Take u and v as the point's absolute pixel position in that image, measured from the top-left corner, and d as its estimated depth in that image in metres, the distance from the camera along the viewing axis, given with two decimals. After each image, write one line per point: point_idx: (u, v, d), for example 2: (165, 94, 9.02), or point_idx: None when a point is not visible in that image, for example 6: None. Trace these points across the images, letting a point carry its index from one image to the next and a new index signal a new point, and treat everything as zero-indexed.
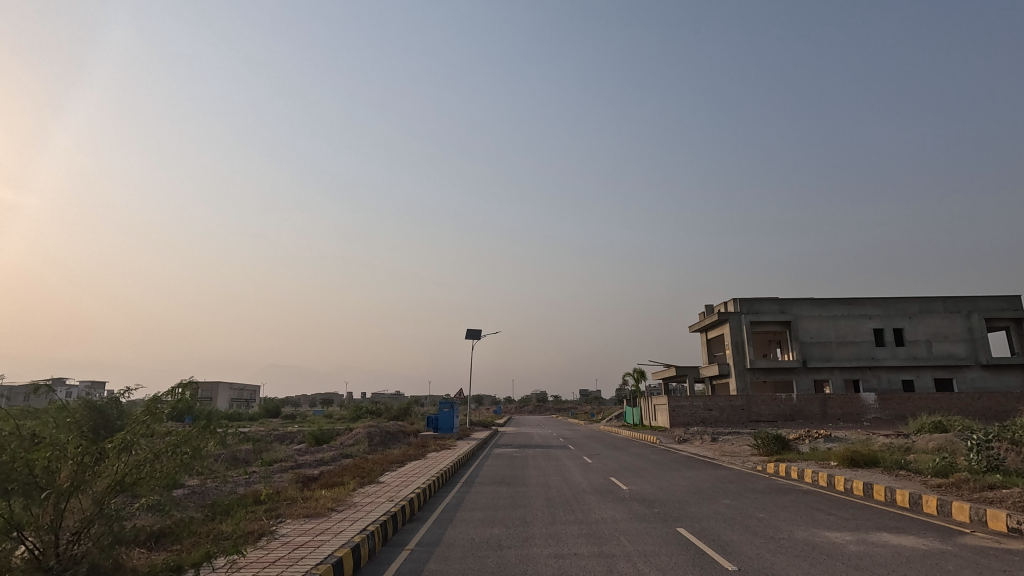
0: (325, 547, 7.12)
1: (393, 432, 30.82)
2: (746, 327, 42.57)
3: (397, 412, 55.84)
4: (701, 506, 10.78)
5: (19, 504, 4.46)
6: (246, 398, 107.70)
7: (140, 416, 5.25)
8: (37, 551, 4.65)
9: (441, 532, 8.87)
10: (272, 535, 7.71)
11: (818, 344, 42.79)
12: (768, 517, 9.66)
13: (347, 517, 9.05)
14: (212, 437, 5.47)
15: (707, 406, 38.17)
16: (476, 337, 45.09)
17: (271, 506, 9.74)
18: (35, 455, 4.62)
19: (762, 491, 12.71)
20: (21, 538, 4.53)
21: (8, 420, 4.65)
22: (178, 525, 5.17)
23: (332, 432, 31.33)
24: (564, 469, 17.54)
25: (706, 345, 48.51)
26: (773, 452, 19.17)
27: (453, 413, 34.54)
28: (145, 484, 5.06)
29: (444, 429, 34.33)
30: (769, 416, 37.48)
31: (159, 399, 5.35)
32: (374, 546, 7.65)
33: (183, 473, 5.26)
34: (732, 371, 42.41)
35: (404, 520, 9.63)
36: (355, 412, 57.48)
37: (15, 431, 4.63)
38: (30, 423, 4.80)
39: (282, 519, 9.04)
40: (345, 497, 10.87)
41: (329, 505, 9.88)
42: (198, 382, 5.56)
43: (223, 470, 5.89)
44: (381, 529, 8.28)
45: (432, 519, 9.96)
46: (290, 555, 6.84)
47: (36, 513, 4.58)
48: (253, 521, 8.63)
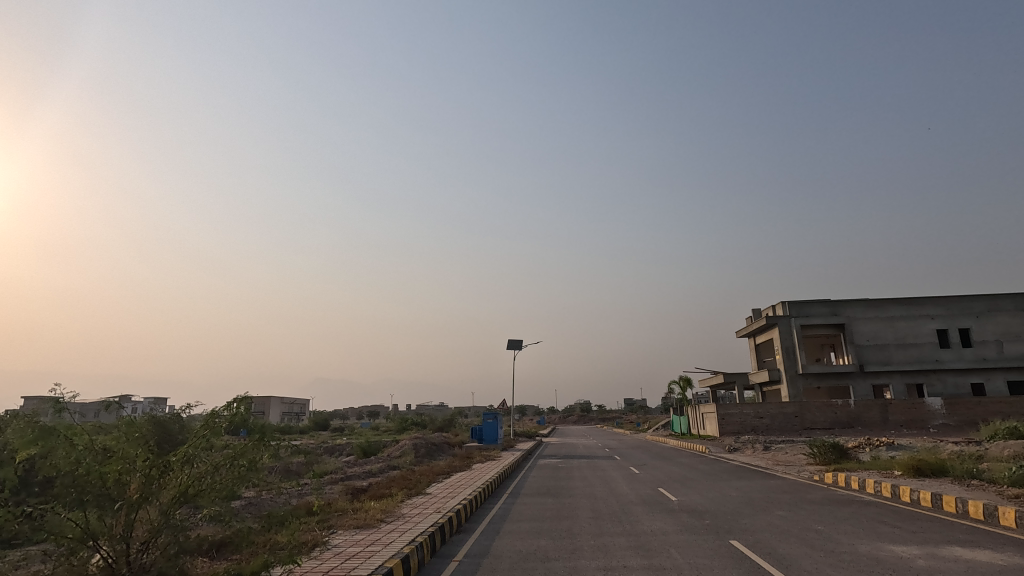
0: (375, 557, 7.23)
1: (438, 444, 31.14)
2: (797, 331, 41.08)
3: (442, 424, 56.29)
4: (753, 517, 10.44)
5: (94, 515, 4.83)
6: (296, 412, 110.48)
7: (199, 430, 5.48)
8: (111, 559, 4.95)
9: (488, 543, 8.91)
10: (325, 545, 7.91)
11: (875, 347, 40.80)
12: (827, 529, 9.25)
13: (396, 528, 9.21)
14: (266, 450, 5.70)
15: (758, 413, 36.94)
16: (518, 347, 45.12)
17: (323, 517, 10.04)
18: (107, 468, 4.95)
19: (820, 502, 12.18)
20: (96, 547, 4.87)
21: (82, 435, 5.01)
22: (237, 535, 5.41)
23: (379, 445, 31.78)
24: (610, 480, 17.26)
25: (755, 351, 46.96)
26: (831, 461, 18.35)
27: (497, 424, 34.57)
28: (206, 495, 5.32)
29: (488, 440, 34.35)
30: (825, 423, 35.87)
31: (218, 413, 5.58)
32: (423, 557, 7.77)
33: (240, 485, 5.49)
34: (784, 377, 40.87)
35: (452, 531, 9.71)
36: (402, 425, 58.38)
37: (89, 446, 4.96)
38: (102, 438, 5.12)
39: (333, 530, 9.28)
40: (394, 508, 11.09)
41: (378, 515, 10.08)
42: (252, 396, 5.74)
43: (277, 482, 6.07)
44: (430, 539, 8.39)
45: (480, 530, 10.03)
46: (343, 565, 7.00)
47: (109, 523, 4.91)
48: (307, 531, 8.90)
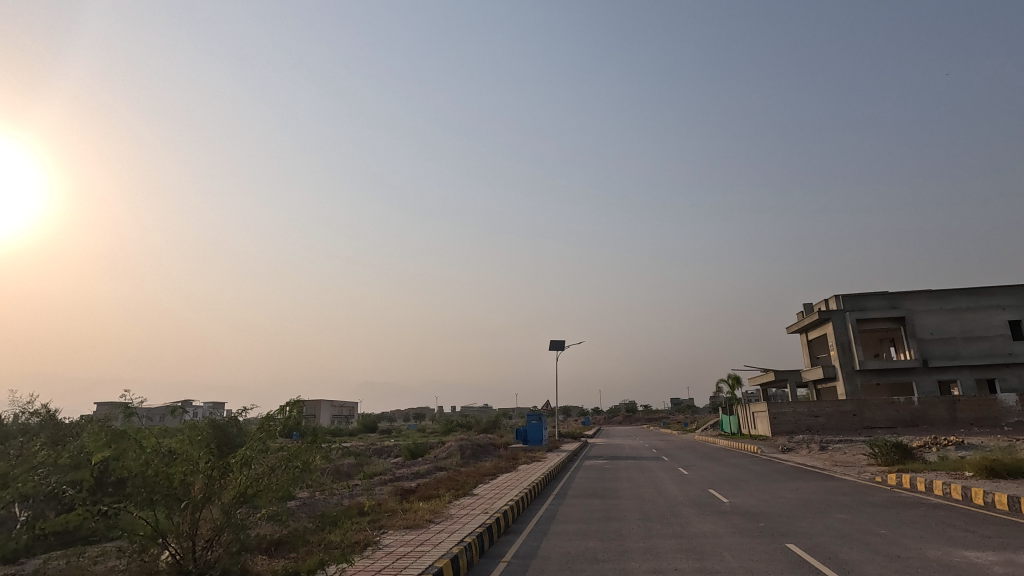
0: (425, 557, 7.36)
1: (484, 445, 31.35)
2: (853, 326, 39.28)
3: (487, 425, 56.63)
4: (811, 520, 10.05)
5: (163, 514, 5.11)
6: (345, 414, 113.64)
7: (256, 433, 5.72)
8: (179, 556, 5.25)
9: (536, 545, 8.91)
10: (377, 545, 8.09)
11: (939, 341, 38.58)
12: (891, 533, 8.82)
13: (445, 528, 9.32)
14: (318, 452, 5.90)
15: (812, 411, 35.54)
16: (560, 348, 44.92)
17: (374, 517, 10.28)
18: (174, 470, 5.23)
19: (884, 504, 11.61)
20: (166, 544, 5.17)
21: (150, 438, 5.31)
22: (293, 534, 5.61)
23: (425, 446, 32.22)
24: (658, 481, 16.94)
25: (807, 347, 45.21)
26: (894, 461, 17.46)
27: (542, 425, 34.51)
28: (264, 495, 5.53)
29: (533, 441, 34.34)
30: (886, 422, 34.13)
31: (272, 416, 5.80)
32: (472, 557, 7.85)
33: (295, 486, 5.70)
34: (840, 374, 39.15)
35: (500, 532, 9.76)
36: (448, 426, 59.05)
37: (157, 448, 5.26)
38: (168, 441, 5.42)
39: (384, 530, 9.50)
40: (442, 509, 11.23)
41: (428, 516, 10.24)
42: (303, 400, 5.94)
43: (329, 483, 6.26)
44: (478, 540, 8.48)
45: (528, 531, 10.03)
46: (395, 565, 7.14)
47: (176, 521, 5.20)
48: (359, 531, 9.14)
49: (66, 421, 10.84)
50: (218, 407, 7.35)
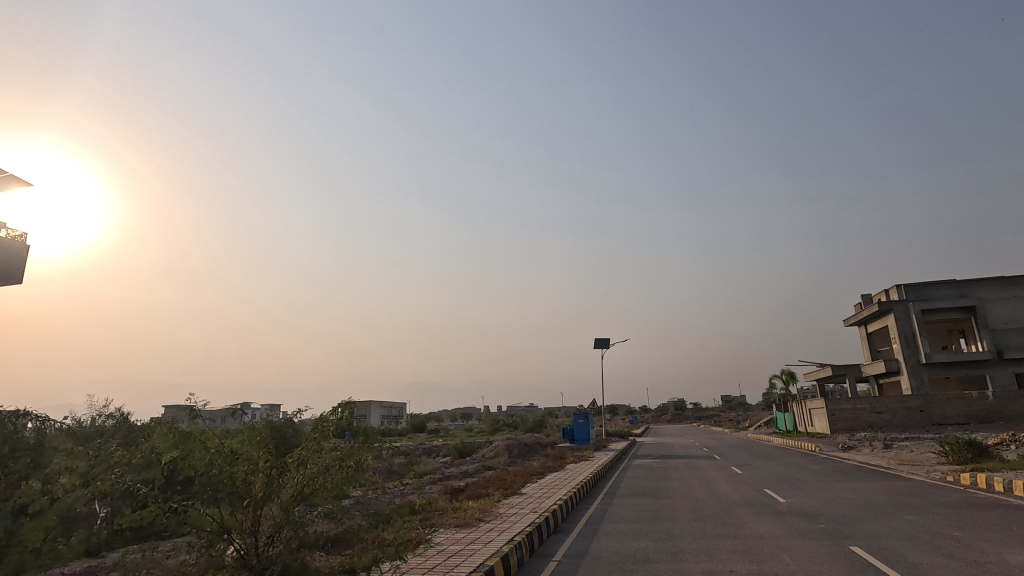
0: (476, 556, 7.42)
1: (531, 445, 31.38)
2: (917, 317, 37.18)
3: (534, 424, 56.65)
4: (876, 522, 9.57)
5: (227, 510, 5.38)
6: (394, 414, 115.97)
7: (310, 433, 5.93)
8: (243, 551, 5.52)
9: (586, 544, 8.85)
10: (428, 542, 8.20)
11: (1015, 331, 36.03)
12: (966, 536, 8.30)
13: (494, 528, 9.37)
14: (370, 451, 6.06)
15: (874, 408, 33.84)
16: (605, 346, 44.42)
17: (425, 516, 10.45)
18: (235, 468, 5.46)
19: (957, 505, 10.93)
20: (231, 539, 5.45)
21: (213, 439, 5.57)
22: (349, 531, 5.79)
23: (473, 445, 32.53)
24: (710, 480, 16.53)
25: (867, 340, 43.08)
26: (967, 459, 16.40)
27: (588, 424, 34.23)
28: (320, 494, 5.73)
29: (581, 440, 34.09)
30: (957, 418, 32.11)
31: (326, 417, 6.00)
32: (522, 557, 7.87)
33: (349, 485, 5.87)
34: (904, 368, 37.11)
35: (549, 531, 9.73)
36: (495, 425, 59.42)
37: (220, 448, 5.51)
38: (230, 441, 5.67)
39: (435, 528, 9.65)
40: (491, 508, 11.28)
41: (477, 515, 10.35)
42: (354, 402, 6.12)
43: (381, 482, 6.41)
44: (528, 539, 8.48)
45: (578, 530, 9.97)
46: (447, 563, 7.25)
47: (240, 518, 5.46)
48: (411, 529, 9.32)
49: (137, 424, 11.54)
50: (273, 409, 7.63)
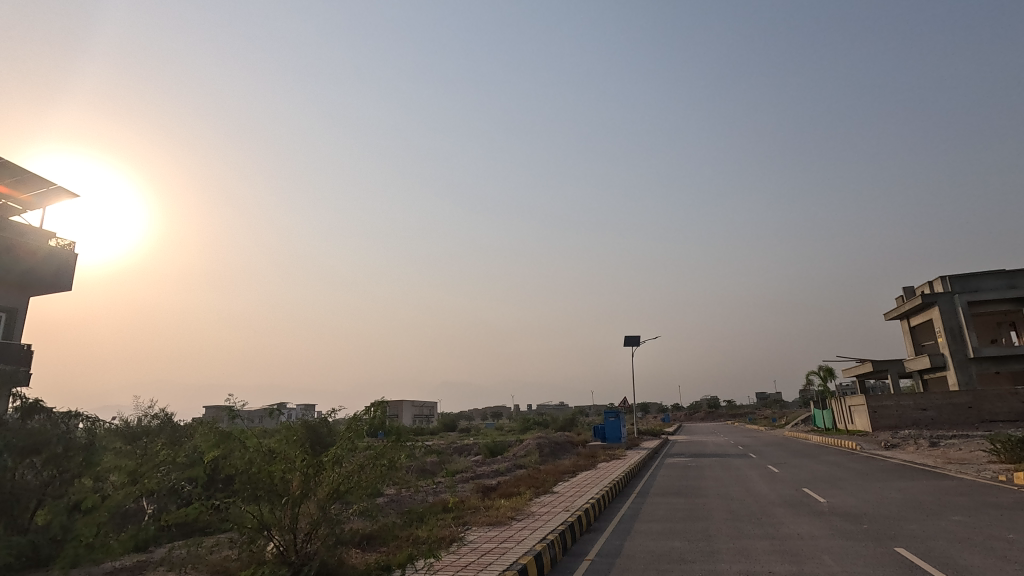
0: (509, 554, 7.44)
1: (562, 443, 31.29)
2: (963, 309, 35.64)
3: (564, 423, 56.47)
4: (922, 523, 9.23)
5: (267, 508, 5.55)
6: (425, 413, 117.13)
7: (344, 432, 6.02)
8: (282, 547, 5.69)
9: (620, 543, 8.78)
10: (462, 541, 8.26)
11: None
12: (1020, 538, 7.93)
13: (527, 526, 9.37)
14: (403, 450, 6.14)
15: (919, 404, 32.60)
16: (635, 343, 43.93)
17: (458, 514, 10.53)
18: (273, 467, 5.59)
19: (1010, 506, 10.44)
20: (271, 536, 5.61)
21: (252, 439, 5.72)
22: (383, 529, 5.87)
23: (504, 444, 32.63)
24: (746, 479, 16.20)
25: (910, 335, 41.52)
26: (1021, 458, 15.65)
27: (620, 422, 33.91)
28: (355, 492, 5.82)
29: (612, 438, 33.80)
30: (1009, 415, 30.69)
31: (360, 416, 6.09)
32: (555, 555, 7.85)
33: (383, 483, 5.95)
34: (950, 363, 35.64)
35: (582, 530, 9.68)
36: (525, 424, 59.48)
37: (258, 448, 5.66)
38: (268, 441, 5.80)
39: (468, 526, 9.72)
40: (524, 506, 11.30)
41: (509, 513, 10.36)
42: (386, 401, 6.20)
43: (414, 480, 6.47)
44: (561, 538, 8.45)
45: (611, 529, 9.88)
46: (480, 561, 7.30)
47: (279, 515, 5.62)
48: (445, 527, 9.40)
49: (180, 424, 11.95)
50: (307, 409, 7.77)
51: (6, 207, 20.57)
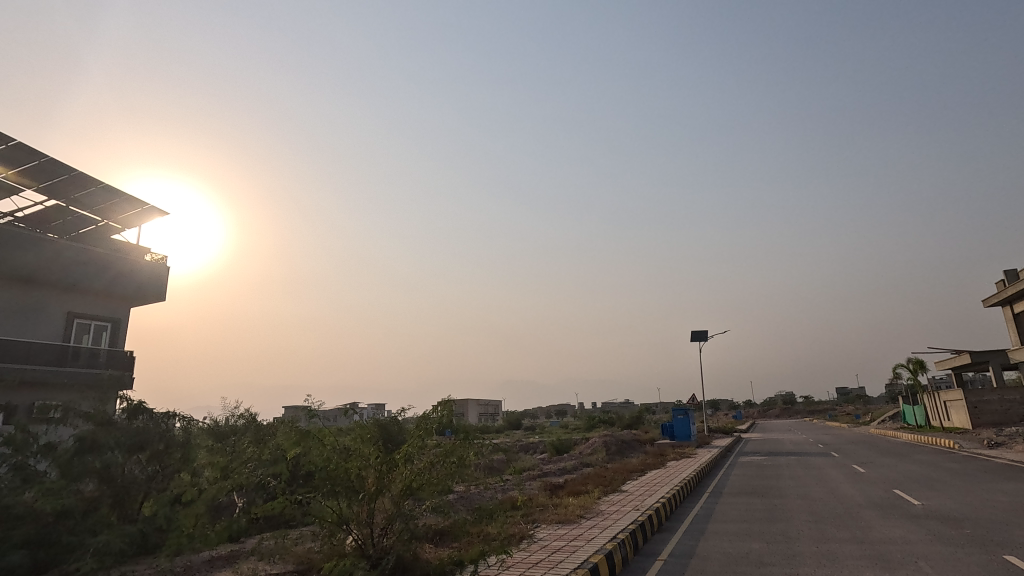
0: (580, 553, 7.41)
1: (629, 441, 30.75)
2: None
3: (631, 421, 55.45)
4: None
5: (345, 503, 5.81)
6: (490, 412, 118.57)
7: (415, 431, 6.21)
8: (360, 541, 5.94)
9: (693, 544, 8.55)
10: (531, 538, 8.30)
11: None
12: None
13: (596, 525, 9.30)
14: (471, 448, 6.27)
15: None
16: (703, 338, 42.50)
17: (527, 512, 10.59)
18: (350, 464, 5.82)
19: None
20: (350, 530, 5.89)
21: (329, 437, 5.98)
22: (455, 525, 6.02)
23: (570, 442, 32.48)
24: (829, 479, 15.32)
25: (1014, 322, 37.79)
26: None
27: (689, 420, 32.90)
28: (426, 489, 6.00)
29: (681, 436, 32.85)
30: None
31: (429, 415, 6.26)
32: (626, 554, 7.73)
33: (453, 480, 6.11)
34: None
35: (653, 529, 9.49)
36: (591, 422, 58.93)
37: (335, 445, 5.91)
38: (344, 438, 6.06)
39: (537, 524, 9.76)
40: (592, 505, 11.21)
41: (578, 512, 10.32)
42: (452, 400, 6.35)
43: (483, 477, 6.58)
44: (631, 537, 8.32)
45: (684, 529, 9.63)
46: (551, 558, 7.32)
47: (356, 510, 5.87)
48: (514, 524, 9.49)
49: (264, 422, 12.74)
50: (378, 408, 8.04)
51: (107, 225, 22.60)
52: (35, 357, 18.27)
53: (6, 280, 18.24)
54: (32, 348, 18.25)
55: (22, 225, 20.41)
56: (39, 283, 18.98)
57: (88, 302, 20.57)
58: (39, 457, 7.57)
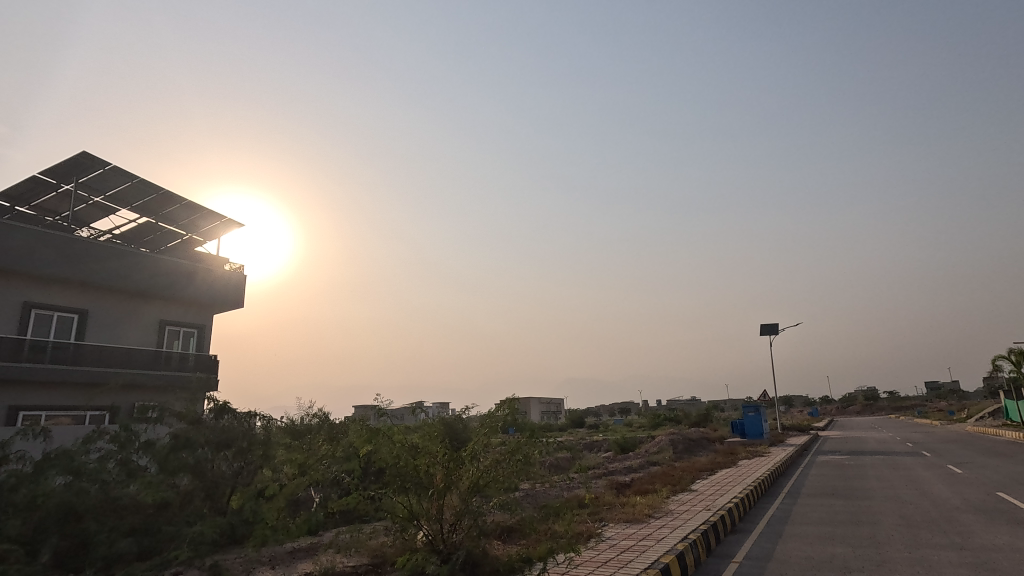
0: (649, 552, 7.27)
1: (698, 440, 29.83)
2: None
3: (698, 419, 53.76)
4: None
5: (415, 499, 5.96)
6: (552, 410, 118.43)
7: (480, 429, 6.30)
8: (431, 537, 6.10)
9: (770, 546, 8.18)
10: (599, 536, 8.23)
11: None
12: None
13: (666, 524, 9.09)
14: (537, 446, 6.30)
15: None
16: (773, 331, 40.62)
17: (594, 510, 10.52)
18: (419, 461, 5.96)
19: None
20: (420, 525, 6.06)
21: (398, 434, 6.15)
22: (523, 523, 6.06)
23: (636, 440, 31.91)
24: (920, 480, 14.24)
25: None
26: None
27: (761, 417, 31.52)
28: (493, 486, 6.06)
29: (753, 434, 31.53)
30: None
31: (494, 413, 6.34)
32: (699, 556, 7.51)
33: (519, 477, 6.15)
34: None
35: (726, 530, 9.15)
36: (656, 420, 57.62)
37: (404, 442, 6.08)
38: (413, 435, 6.22)
39: (605, 522, 9.66)
40: (660, 504, 10.98)
41: (646, 511, 10.13)
42: (516, 399, 6.40)
43: (549, 475, 6.59)
44: (704, 538, 8.08)
45: (759, 531, 9.23)
46: (620, 557, 7.23)
47: (426, 506, 6.01)
48: (581, 522, 9.44)
49: (336, 421, 13.30)
50: (441, 406, 8.22)
51: (192, 239, 24.31)
52: (133, 361, 19.96)
53: (107, 293, 20.01)
54: (131, 354, 19.95)
55: (119, 241, 22.35)
56: (134, 295, 20.68)
57: (177, 310, 22.24)
58: (140, 453, 8.24)
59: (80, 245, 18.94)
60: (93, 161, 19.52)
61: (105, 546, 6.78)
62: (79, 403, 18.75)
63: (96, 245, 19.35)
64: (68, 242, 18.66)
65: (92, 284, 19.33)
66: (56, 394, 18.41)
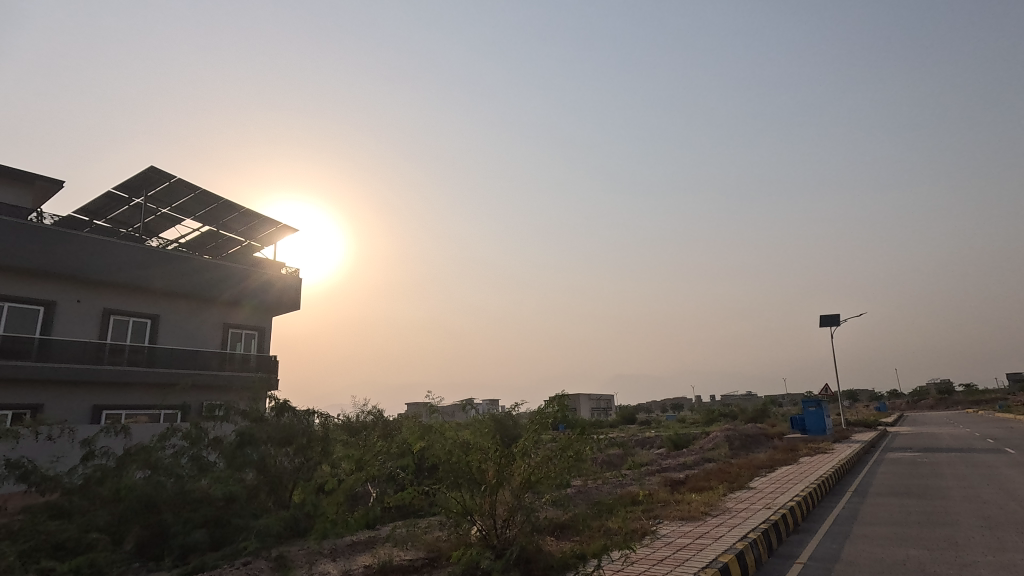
0: (707, 551, 7.09)
1: (755, 436, 28.80)
2: None
3: (755, 414, 51.92)
4: None
5: (468, 495, 6.03)
6: (603, 407, 117.13)
7: (530, 425, 6.32)
8: (484, 532, 6.17)
9: (836, 548, 7.80)
10: (654, 534, 8.08)
11: None
12: None
13: (723, 523, 8.83)
14: (588, 442, 6.25)
15: None
16: (835, 322, 38.70)
17: (647, 507, 10.35)
18: (471, 457, 6.04)
19: None
20: (474, 520, 6.13)
21: (450, 431, 6.24)
22: (576, 519, 6.03)
23: (690, 436, 31.15)
24: (1004, 479, 13.25)
25: None
26: None
27: (824, 411, 30.10)
28: (545, 482, 6.05)
29: (815, 430, 30.18)
30: None
31: (543, 409, 6.34)
32: (760, 555, 7.26)
33: (571, 473, 6.12)
34: None
35: (788, 530, 8.79)
36: (710, 416, 55.97)
37: (456, 438, 6.17)
38: (464, 432, 6.31)
39: (660, 520, 9.48)
40: (717, 502, 10.67)
41: (702, 509, 9.87)
42: (565, 395, 6.38)
43: (602, 472, 6.52)
44: (764, 537, 7.80)
45: (825, 531, 8.82)
46: (676, 556, 7.09)
47: (479, 502, 6.07)
48: (635, 519, 9.30)
49: (390, 418, 13.62)
50: (491, 402, 8.26)
51: (250, 245, 25.43)
52: (200, 363, 21.11)
53: (175, 298, 21.22)
54: (198, 355, 21.10)
55: (185, 249, 23.66)
56: (199, 300, 21.84)
57: (238, 313, 23.34)
58: (210, 449, 8.72)
59: (150, 254, 20.16)
60: (160, 175, 20.74)
61: (182, 536, 7.26)
62: (154, 402, 20.01)
63: (164, 254, 20.55)
64: (139, 252, 19.90)
65: (162, 290, 20.56)
66: (134, 394, 19.72)
